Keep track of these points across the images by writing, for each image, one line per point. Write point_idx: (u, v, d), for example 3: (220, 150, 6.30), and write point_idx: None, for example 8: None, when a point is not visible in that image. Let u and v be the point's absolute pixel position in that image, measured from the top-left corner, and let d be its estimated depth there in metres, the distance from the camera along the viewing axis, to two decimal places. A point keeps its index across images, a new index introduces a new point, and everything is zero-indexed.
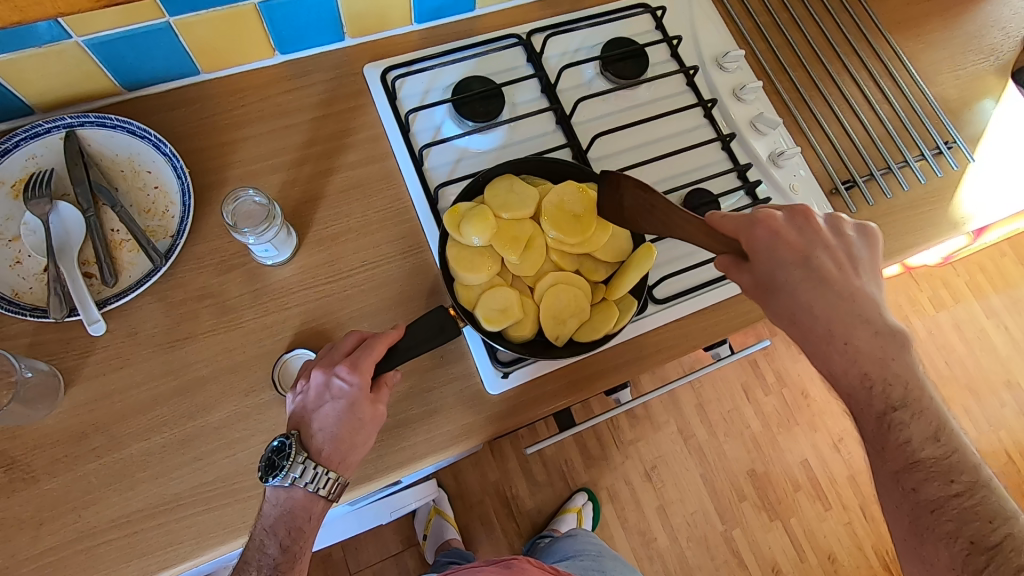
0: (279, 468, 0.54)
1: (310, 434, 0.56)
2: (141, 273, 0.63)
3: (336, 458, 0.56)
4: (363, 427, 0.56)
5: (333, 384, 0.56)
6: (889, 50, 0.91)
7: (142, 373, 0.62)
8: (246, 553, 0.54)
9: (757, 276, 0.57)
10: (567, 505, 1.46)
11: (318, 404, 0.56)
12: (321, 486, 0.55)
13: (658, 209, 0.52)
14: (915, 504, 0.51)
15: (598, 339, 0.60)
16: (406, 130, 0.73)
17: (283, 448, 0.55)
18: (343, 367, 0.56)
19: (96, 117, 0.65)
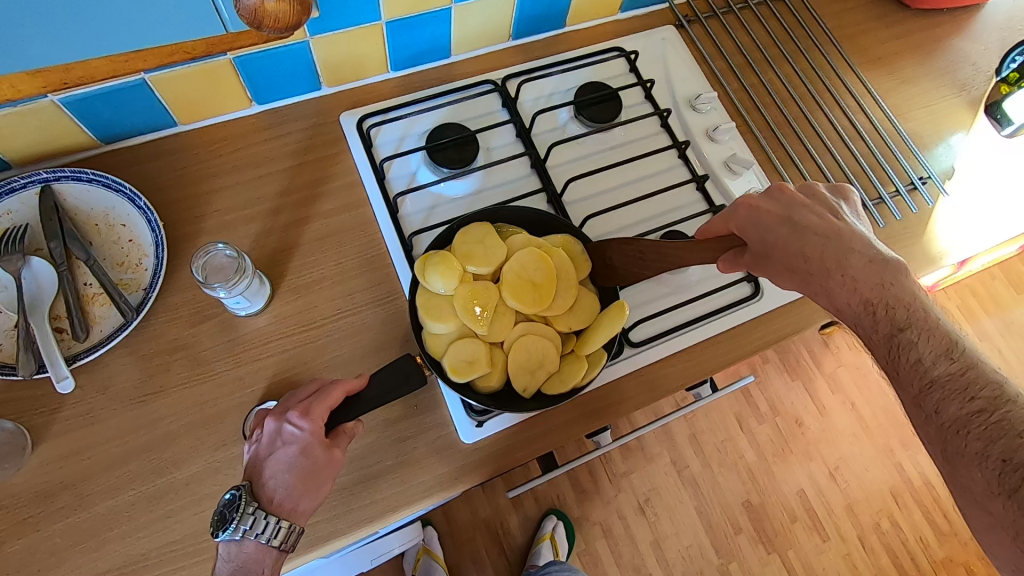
0: (228, 521, 0.52)
1: (263, 483, 0.54)
2: (113, 327, 0.63)
3: (288, 506, 0.54)
4: (318, 472, 0.54)
5: (286, 428, 0.55)
6: (861, 88, 0.92)
7: (112, 428, 0.61)
8: None
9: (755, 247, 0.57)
10: (539, 534, 1.44)
11: (270, 451, 0.54)
12: (273, 537, 0.52)
13: (647, 254, 0.59)
14: (941, 428, 0.48)
15: (565, 392, 0.59)
16: (382, 178, 0.73)
17: (233, 500, 0.53)
18: (295, 412, 0.54)
19: (71, 171, 0.66)
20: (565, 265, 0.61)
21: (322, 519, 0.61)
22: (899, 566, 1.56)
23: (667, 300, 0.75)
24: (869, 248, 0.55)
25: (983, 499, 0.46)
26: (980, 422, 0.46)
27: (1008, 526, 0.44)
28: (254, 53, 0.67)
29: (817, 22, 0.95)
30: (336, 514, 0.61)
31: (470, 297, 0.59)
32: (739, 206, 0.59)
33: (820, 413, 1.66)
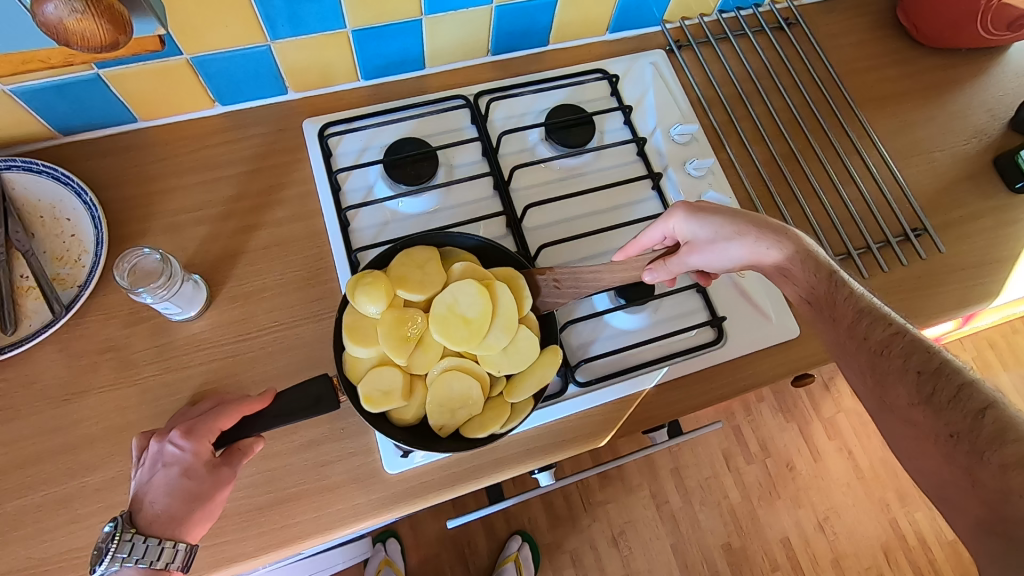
0: (103, 552, 0.48)
1: (143, 509, 0.52)
2: (42, 323, 0.62)
3: (171, 528, 0.51)
4: (204, 493, 0.52)
5: (165, 451, 0.52)
6: (859, 127, 0.87)
7: (31, 426, 0.60)
8: None
9: (696, 245, 0.59)
10: (504, 555, 1.41)
11: (150, 475, 0.52)
12: (156, 558, 0.49)
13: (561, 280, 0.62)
14: (869, 353, 0.49)
15: (482, 438, 0.56)
16: (336, 189, 0.72)
17: (111, 532, 0.49)
18: (178, 432, 0.53)
19: (22, 162, 0.66)
20: (505, 307, 0.58)
21: (231, 539, 0.59)
22: None
23: (620, 340, 0.71)
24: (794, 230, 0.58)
25: (903, 413, 0.46)
26: (900, 341, 0.48)
27: (935, 439, 0.44)
28: (212, 54, 0.66)
29: (819, 55, 0.91)
30: (246, 534, 0.59)
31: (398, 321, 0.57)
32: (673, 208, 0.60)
33: (814, 457, 1.60)
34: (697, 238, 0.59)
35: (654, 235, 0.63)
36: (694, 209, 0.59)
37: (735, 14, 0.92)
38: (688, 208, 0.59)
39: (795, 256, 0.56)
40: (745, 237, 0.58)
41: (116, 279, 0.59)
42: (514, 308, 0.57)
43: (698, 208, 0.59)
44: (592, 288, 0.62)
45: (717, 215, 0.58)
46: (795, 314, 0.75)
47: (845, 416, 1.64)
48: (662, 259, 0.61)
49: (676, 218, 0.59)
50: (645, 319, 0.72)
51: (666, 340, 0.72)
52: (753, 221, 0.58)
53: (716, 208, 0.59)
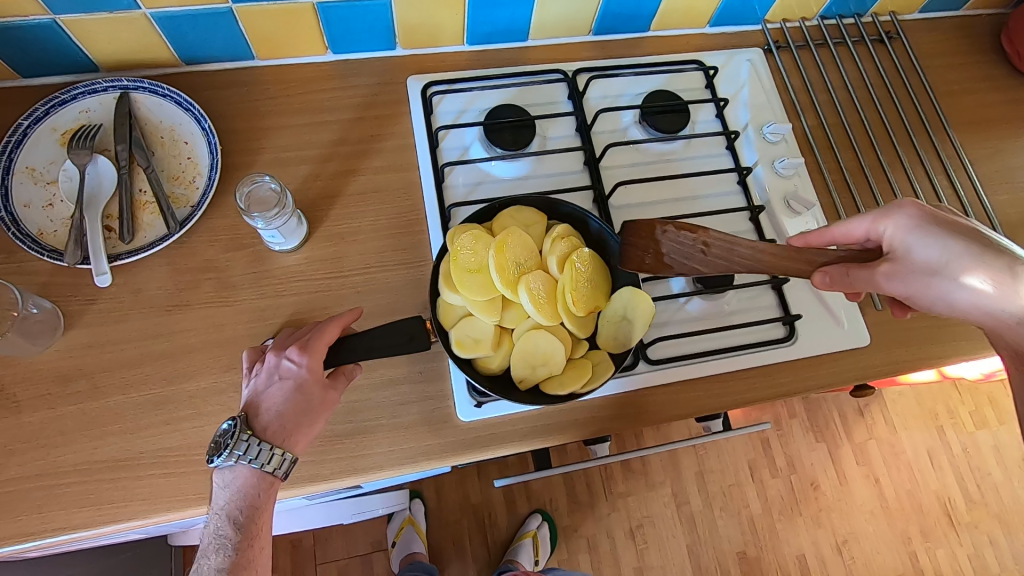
0: (223, 447, 0.54)
1: (258, 415, 0.57)
2: (155, 236, 0.66)
3: (282, 436, 0.56)
4: (313, 409, 0.57)
5: (284, 364, 0.57)
6: (950, 148, 0.87)
7: (136, 330, 0.64)
8: (203, 543, 0.55)
9: (907, 259, 0.54)
10: (522, 530, 1.43)
11: (267, 384, 0.57)
12: (267, 461, 0.55)
13: (710, 250, 0.54)
14: None
15: (562, 395, 0.58)
16: (434, 145, 0.74)
17: (229, 429, 0.56)
18: (294, 349, 0.57)
19: (149, 84, 0.70)
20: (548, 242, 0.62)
21: (310, 461, 0.63)
22: None
23: (691, 325, 0.73)
24: None
25: None
26: None
27: None
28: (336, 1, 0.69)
29: (917, 72, 0.90)
30: (323, 458, 0.63)
31: (480, 267, 0.58)
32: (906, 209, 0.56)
33: (840, 480, 1.59)
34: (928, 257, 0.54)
35: (856, 231, 0.59)
36: (924, 220, 0.55)
37: (836, 22, 0.91)
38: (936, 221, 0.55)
39: None
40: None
41: (234, 201, 0.63)
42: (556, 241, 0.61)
43: (970, 232, 0.54)
44: (743, 267, 0.55)
45: (953, 237, 0.53)
46: (866, 323, 0.75)
47: (875, 444, 1.63)
48: (846, 262, 0.55)
49: (913, 221, 0.55)
50: (718, 308, 0.74)
51: (736, 330, 0.73)
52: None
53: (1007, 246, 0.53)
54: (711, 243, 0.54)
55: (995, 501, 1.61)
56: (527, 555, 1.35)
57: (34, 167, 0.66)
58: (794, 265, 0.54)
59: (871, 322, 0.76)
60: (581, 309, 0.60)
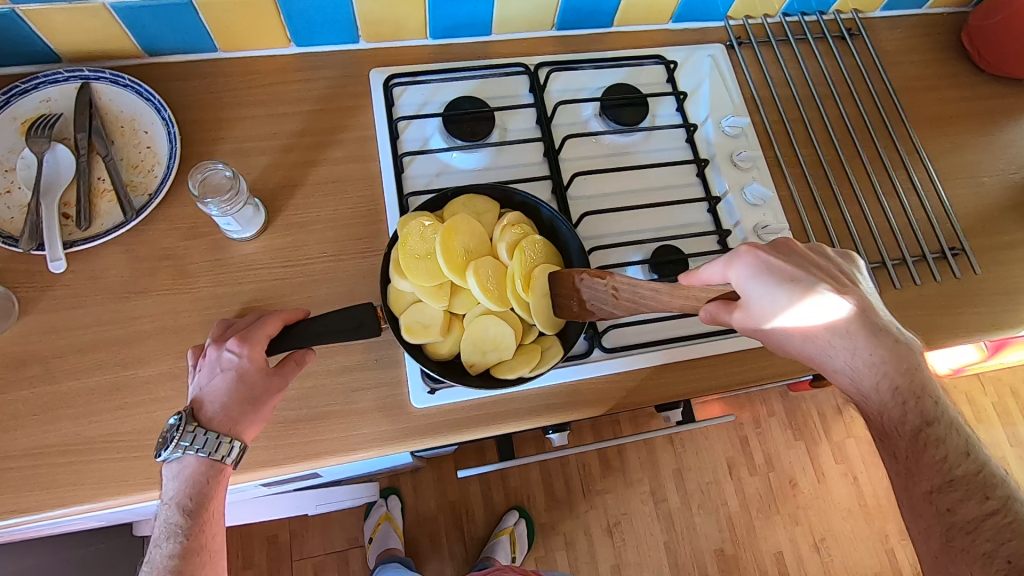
0: (169, 439, 0.55)
1: (203, 407, 0.57)
2: (113, 223, 0.67)
3: (229, 425, 0.57)
4: (257, 398, 0.58)
5: (224, 358, 0.57)
6: (908, 142, 0.88)
7: (91, 316, 0.65)
8: (154, 534, 0.56)
9: (754, 309, 0.54)
10: (499, 527, 1.43)
11: (209, 377, 0.57)
12: (214, 449, 0.56)
13: (620, 291, 0.56)
14: (950, 526, 0.50)
15: (512, 379, 0.59)
16: (395, 137, 0.75)
17: (175, 423, 0.56)
18: (234, 339, 0.57)
19: (110, 74, 0.71)
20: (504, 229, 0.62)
21: (261, 447, 0.63)
22: None
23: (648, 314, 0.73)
24: (877, 318, 0.55)
25: None
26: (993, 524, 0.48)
27: None
28: None
29: (878, 68, 0.91)
30: (275, 444, 0.63)
31: (430, 253, 0.59)
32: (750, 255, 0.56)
33: (818, 478, 1.60)
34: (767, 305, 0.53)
35: (715, 274, 0.56)
36: (761, 265, 0.54)
37: (798, 19, 0.93)
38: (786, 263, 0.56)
39: (872, 362, 0.54)
40: (859, 326, 0.54)
41: (189, 186, 0.64)
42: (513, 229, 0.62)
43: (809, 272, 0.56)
44: (649, 307, 0.56)
45: (790, 284, 0.53)
46: None
47: (854, 443, 1.64)
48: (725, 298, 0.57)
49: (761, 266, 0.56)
50: None
51: (692, 320, 0.73)
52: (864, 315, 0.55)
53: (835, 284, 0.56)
54: (621, 288, 0.56)
55: None
56: (504, 552, 1.36)
57: None
58: (686, 301, 0.56)
59: None
60: (529, 293, 0.60)
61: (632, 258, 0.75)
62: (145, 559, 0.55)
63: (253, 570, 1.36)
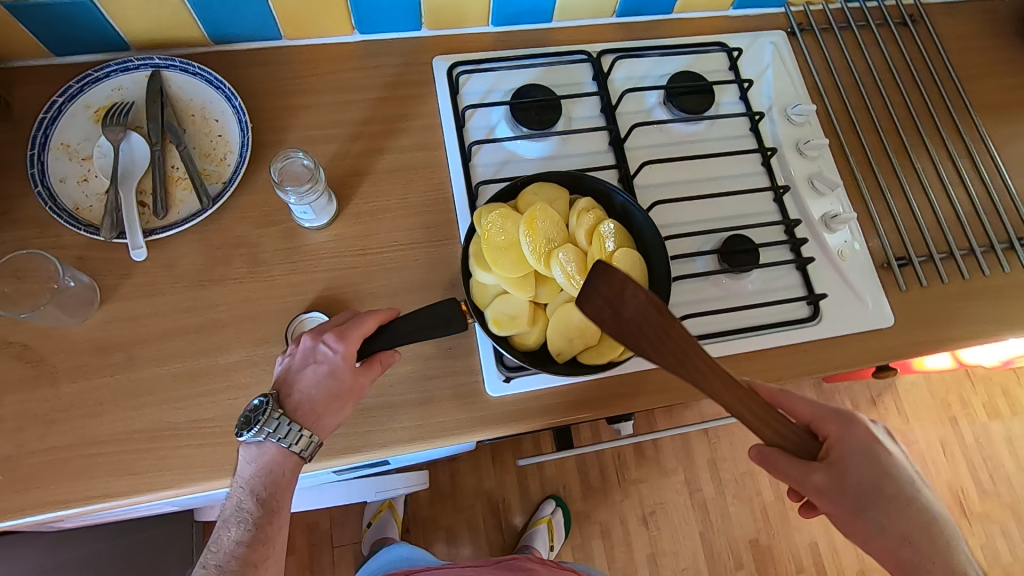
0: (254, 422, 0.56)
1: (291, 394, 0.58)
2: (189, 212, 0.67)
3: (311, 417, 0.58)
4: (340, 395, 0.58)
5: (319, 349, 0.58)
6: (974, 130, 0.86)
7: (170, 304, 0.66)
8: (225, 512, 0.56)
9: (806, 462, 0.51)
10: (537, 516, 1.44)
11: (302, 366, 0.58)
12: (294, 442, 0.56)
13: (671, 335, 0.43)
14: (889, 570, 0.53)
15: (602, 364, 0.60)
16: (461, 125, 0.75)
17: (260, 405, 0.57)
18: (332, 335, 0.58)
19: (180, 62, 0.70)
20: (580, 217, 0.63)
21: (340, 434, 0.64)
22: None
23: (717, 304, 0.73)
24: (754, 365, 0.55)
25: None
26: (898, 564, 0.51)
27: None
28: None
29: (941, 55, 0.89)
30: (353, 430, 0.64)
31: (513, 244, 0.59)
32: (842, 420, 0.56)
33: None
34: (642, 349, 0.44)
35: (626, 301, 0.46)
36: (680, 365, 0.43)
37: (859, 5, 0.91)
38: (855, 429, 0.54)
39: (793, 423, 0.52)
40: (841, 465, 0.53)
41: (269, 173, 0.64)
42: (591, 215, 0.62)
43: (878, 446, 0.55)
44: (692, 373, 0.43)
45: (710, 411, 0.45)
46: (890, 303, 0.76)
47: (888, 434, 1.63)
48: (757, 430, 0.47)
49: (848, 457, 0.53)
50: (741, 288, 0.74)
51: (761, 310, 0.73)
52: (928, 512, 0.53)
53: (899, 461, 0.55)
54: (676, 332, 0.43)
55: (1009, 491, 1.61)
56: (542, 542, 1.37)
57: (69, 142, 0.67)
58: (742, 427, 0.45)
59: (894, 302, 0.76)
60: None
61: (700, 248, 0.75)
62: (211, 540, 0.56)
63: (294, 556, 1.38)
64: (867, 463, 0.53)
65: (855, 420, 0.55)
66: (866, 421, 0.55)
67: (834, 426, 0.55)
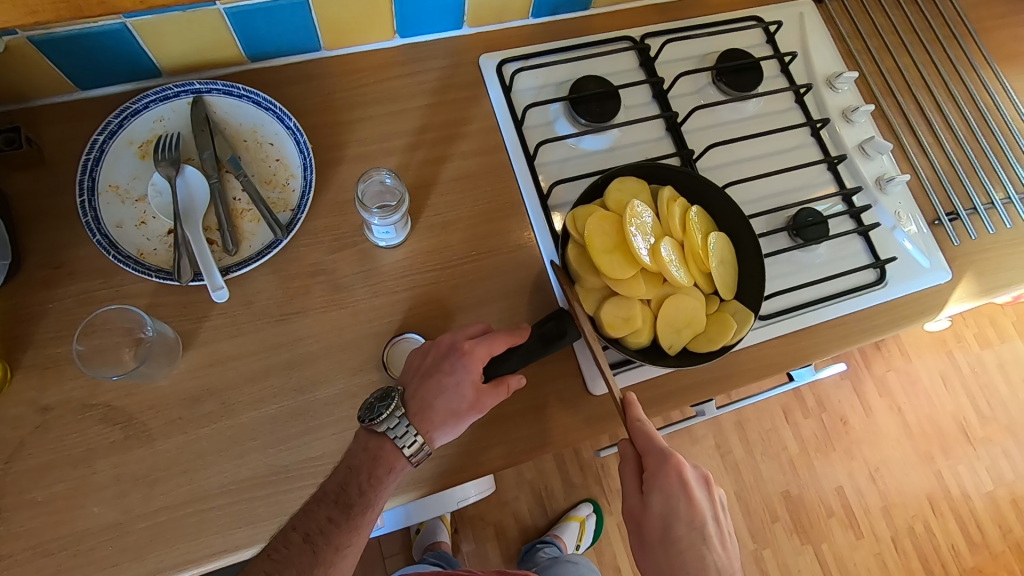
0: (381, 411, 0.56)
1: (415, 397, 0.57)
2: (261, 244, 0.64)
3: (426, 426, 0.57)
4: (461, 411, 0.57)
5: (447, 359, 0.58)
6: (994, 81, 0.88)
7: (255, 343, 0.62)
8: (325, 484, 0.55)
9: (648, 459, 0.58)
10: (570, 514, 1.43)
11: (429, 371, 0.58)
12: (408, 446, 0.56)
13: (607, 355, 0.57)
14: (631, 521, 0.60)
15: (713, 350, 0.61)
16: (521, 125, 0.73)
17: (388, 398, 0.57)
18: (463, 352, 0.57)
19: (223, 85, 0.66)
20: (669, 210, 0.63)
21: (453, 452, 0.63)
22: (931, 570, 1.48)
23: (793, 278, 0.74)
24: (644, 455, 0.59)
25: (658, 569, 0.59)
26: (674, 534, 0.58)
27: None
28: None
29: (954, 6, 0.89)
30: (466, 447, 0.63)
31: (615, 245, 0.60)
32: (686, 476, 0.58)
33: (866, 413, 1.56)
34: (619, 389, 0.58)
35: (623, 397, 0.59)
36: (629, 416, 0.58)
37: None
38: (659, 480, 0.57)
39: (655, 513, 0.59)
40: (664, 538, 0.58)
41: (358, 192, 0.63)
42: (677, 208, 0.62)
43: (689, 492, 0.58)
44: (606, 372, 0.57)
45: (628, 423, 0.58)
46: (946, 258, 0.79)
47: (895, 375, 1.58)
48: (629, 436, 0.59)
49: (660, 470, 0.57)
50: (812, 261, 0.76)
51: (833, 280, 0.75)
52: (699, 557, 0.58)
53: (703, 518, 0.58)
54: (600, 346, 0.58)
55: (1007, 415, 1.58)
56: (571, 536, 1.36)
57: (118, 184, 0.63)
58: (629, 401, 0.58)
59: (947, 256, 0.79)
60: (709, 265, 0.62)
61: (769, 226, 0.76)
62: (302, 508, 0.55)
63: None
64: (664, 503, 0.58)
65: (670, 460, 0.57)
66: (682, 466, 0.57)
67: (660, 458, 0.58)
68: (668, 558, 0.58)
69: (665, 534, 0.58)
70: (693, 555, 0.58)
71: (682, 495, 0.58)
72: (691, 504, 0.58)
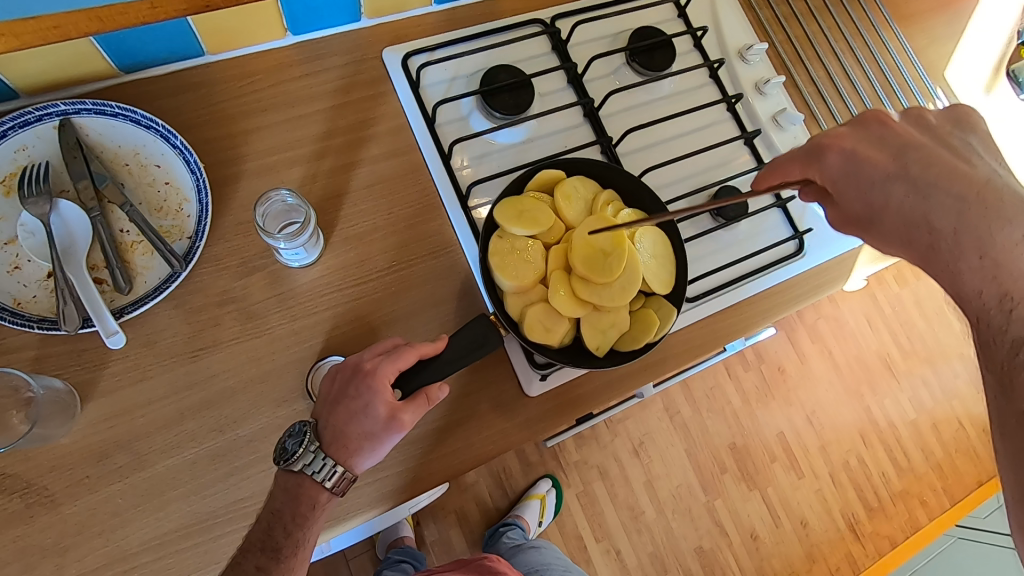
0: (292, 452, 0.54)
1: (327, 427, 0.55)
2: (158, 278, 0.59)
3: (344, 454, 0.55)
4: (376, 432, 0.55)
5: (352, 383, 0.55)
6: (896, 42, 0.89)
7: (164, 386, 0.58)
8: (249, 534, 0.54)
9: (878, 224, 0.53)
10: (529, 491, 1.46)
11: (337, 399, 0.55)
12: (326, 478, 0.54)
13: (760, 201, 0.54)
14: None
15: (638, 349, 0.60)
16: (433, 123, 0.69)
17: (298, 435, 0.55)
18: (369, 373, 0.55)
19: (93, 104, 0.59)
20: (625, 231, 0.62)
21: (390, 473, 0.61)
22: (864, 498, 1.60)
23: (718, 258, 0.75)
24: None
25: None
26: None
27: None
28: None
29: None
30: (404, 467, 0.61)
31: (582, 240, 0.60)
32: (830, 149, 0.56)
33: (800, 359, 1.64)
34: (898, 193, 0.51)
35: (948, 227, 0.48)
36: (861, 175, 0.53)
37: None
38: (869, 126, 0.55)
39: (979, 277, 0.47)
40: None
41: (255, 219, 0.59)
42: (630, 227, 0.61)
43: None
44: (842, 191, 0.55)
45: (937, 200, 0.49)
46: None
47: (825, 322, 1.65)
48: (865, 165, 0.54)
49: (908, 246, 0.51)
50: (736, 240, 0.76)
51: (757, 255, 0.76)
52: None
53: None
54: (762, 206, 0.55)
55: (923, 345, 1.67)
56: (533, 515, 1.38)
57: None
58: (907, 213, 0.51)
59: None
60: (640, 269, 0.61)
61: (691, 208, 0.76)
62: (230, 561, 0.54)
63: None
64: (943, 224, 0.49)
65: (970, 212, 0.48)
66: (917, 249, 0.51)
67: (869, 215, 0.53)
68: (981, 223, 0.47)
69: (983, 196, 0.48)
70: (983, 203, 0.48)
71: (918, 137, 0.54)
72: (904, 135, 0.54)
